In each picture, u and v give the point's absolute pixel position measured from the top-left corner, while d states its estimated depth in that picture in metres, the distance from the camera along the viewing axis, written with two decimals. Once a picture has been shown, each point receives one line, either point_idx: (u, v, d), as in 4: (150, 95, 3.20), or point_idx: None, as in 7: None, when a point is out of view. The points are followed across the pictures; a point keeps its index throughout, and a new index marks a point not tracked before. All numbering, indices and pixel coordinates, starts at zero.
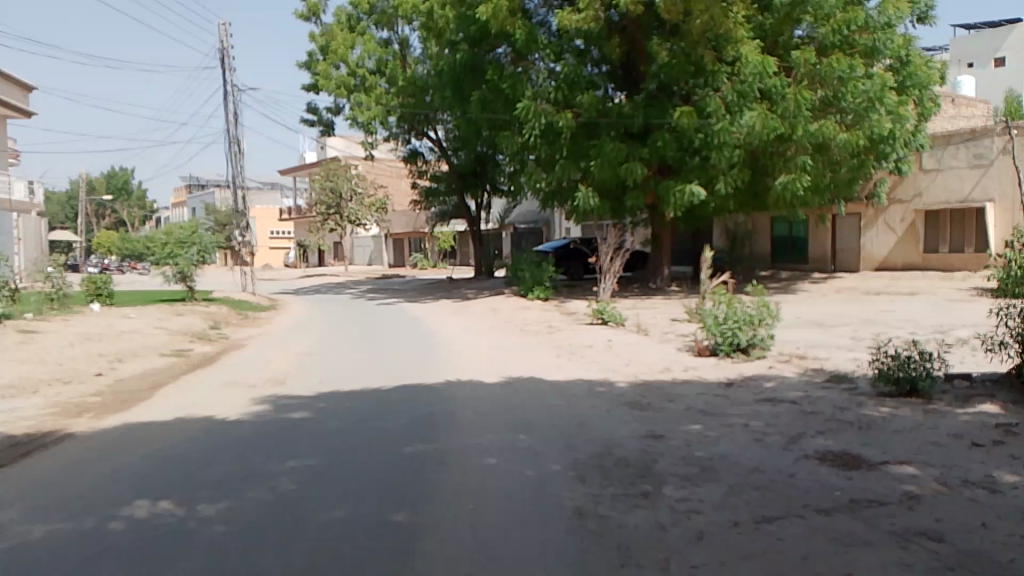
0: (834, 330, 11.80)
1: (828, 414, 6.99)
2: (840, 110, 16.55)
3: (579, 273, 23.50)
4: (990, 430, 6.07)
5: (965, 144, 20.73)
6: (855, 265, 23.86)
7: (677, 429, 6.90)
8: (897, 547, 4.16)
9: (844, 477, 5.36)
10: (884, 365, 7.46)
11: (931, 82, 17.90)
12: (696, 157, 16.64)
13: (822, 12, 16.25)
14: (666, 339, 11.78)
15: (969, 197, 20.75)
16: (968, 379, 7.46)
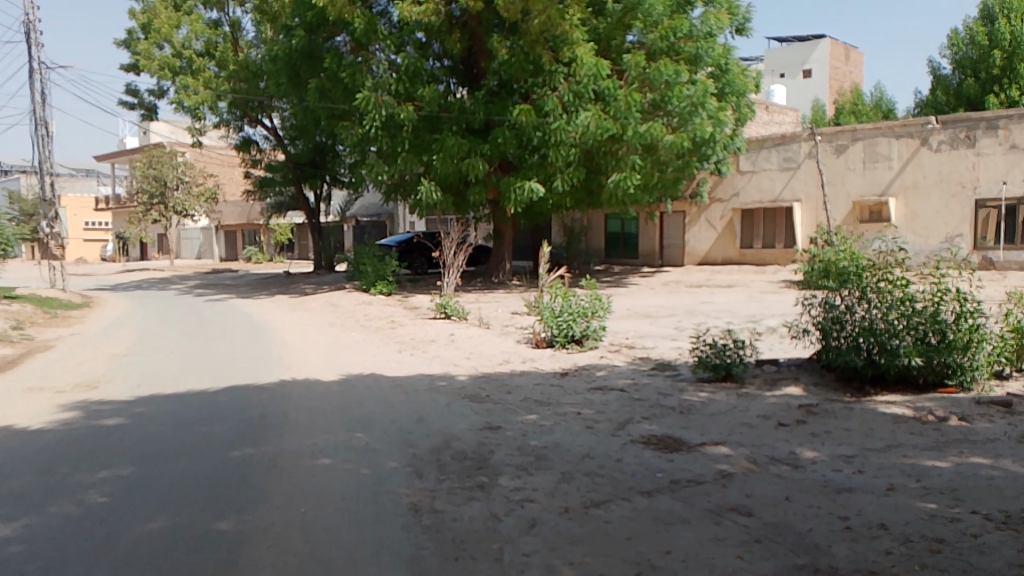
0: (661, 320, 12.47)
1: (653, 400, 7.37)
2: (667, 114, 17.48)
3: (421, 267, 23.40)
4: (794, 411, 6.64)
5: (776, 148, 22.61)
6: (680, 261, 25.38)
7: (513, 420, 7.02)
8: (712, 523, 4.44)
9: (666, 459, 5.67)
10: (703, 352, 7.97)
11: (746, 89, 19.40)
12: (535, 155, 16.97)
13: (651, 20, 17.14)
14: (505, 332, 11.97)
15: (779, 197, 22.66)
16: (776, 363, 8.12)
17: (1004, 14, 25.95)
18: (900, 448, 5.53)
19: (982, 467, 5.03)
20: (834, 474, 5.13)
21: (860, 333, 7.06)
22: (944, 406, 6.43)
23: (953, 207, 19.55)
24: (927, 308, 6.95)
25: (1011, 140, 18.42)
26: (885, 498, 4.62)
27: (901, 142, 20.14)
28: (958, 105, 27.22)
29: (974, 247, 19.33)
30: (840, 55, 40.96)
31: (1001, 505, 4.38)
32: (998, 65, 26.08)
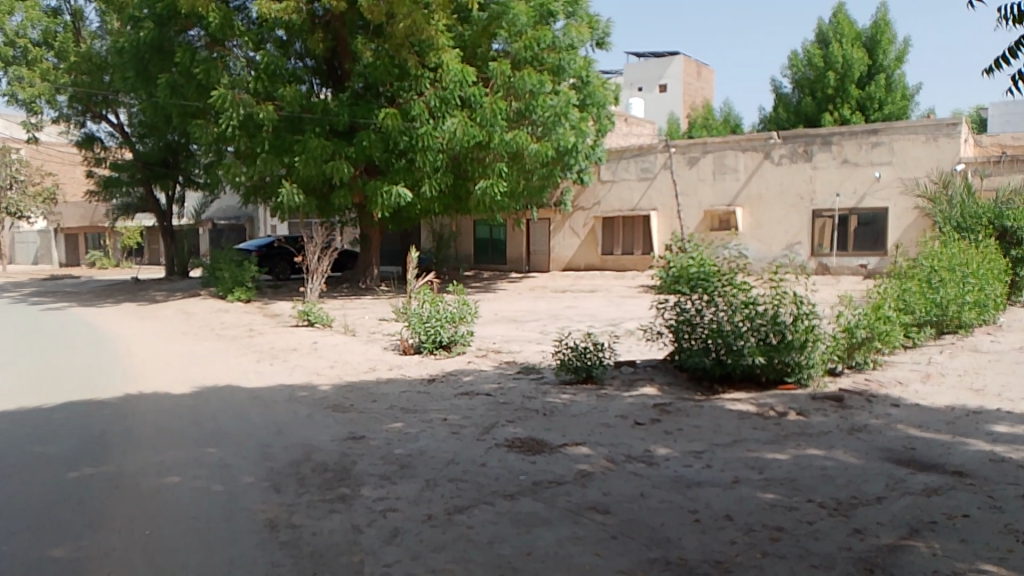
0: (527, 325, 12.67)
1: (517, 404, 7.47)
2: (532, 123, 17.81)
3: (284, 273, 22.64)
4: (650, 410, 6.92)
5: (634, 159, 23.64)
6: (546, 267, 25.95)
7: (377, 428, 6.90)
8: (571, 522, 4.54)
9: (529, 461, 5.75)
10: (566, 355, 8.17)
11: (606, 102, 20.11)
12: (402, 159, 16.83)
13: (515, 29, 17.43)
14: (371, 339, 11.78)
15: (637, 206, 23.64)
16: (633, 365, 8.44)
17: (837, 39, 28.34)
18: (746, 443, 5.88)
19: (816, 458, 5.43)
20: (686, 469, 5.37)
21: (709, 335, 7.49)
22: (784, 402, 6.90)
23: (793, 217, 21.04)
24: (768, 310, 7.42)
25: (842, 154, 20.07)
26: (731, 490, 4.90)
27: (747, 155, 21.54)
28: (797, 122, 29.41)
29: (812, 253, 20.88)
30: (693, 72, 43.27)
31: (832, 492, 4.74)
32: (832, 86, 28.38)
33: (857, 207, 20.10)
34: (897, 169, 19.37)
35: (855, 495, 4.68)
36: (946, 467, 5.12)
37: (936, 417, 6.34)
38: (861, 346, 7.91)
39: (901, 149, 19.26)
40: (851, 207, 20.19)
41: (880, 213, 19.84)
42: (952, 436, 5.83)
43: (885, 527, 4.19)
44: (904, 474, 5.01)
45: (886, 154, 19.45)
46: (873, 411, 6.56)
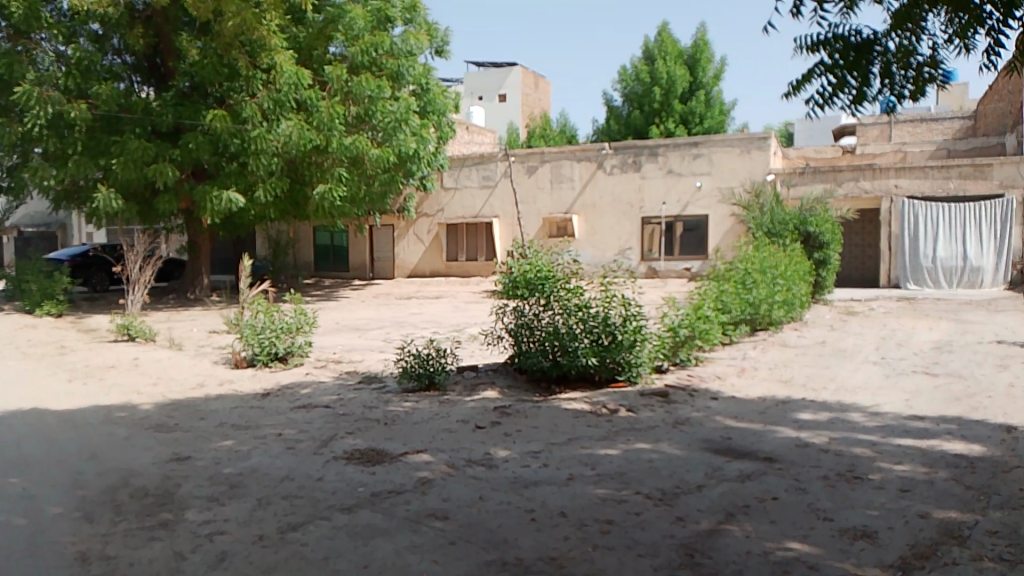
0: (369, 333, 12.45)
1: (357, 414, 7.31)
2: (372, 128, 17.61)
3: (103, 284, 20.95)
4: (490, 414, 7.00)
5: (475, 167, 23.92)
6: (390, 274, 25.68)
7: (206, 448, 6.51)
8: (410, 531, 4.48)
9: (368, 472, 5.64)
10: (407, 363, 8.10)
11: (447, 109, 20.23)
12: (234, 163, 16.09)
13: (352, 33, 17.16)
14: (201, 352, 11.13)
15: (480, 213, 23.95)
16: (475, 369, 8.51)
17: (662, 56, 30.23)
18: (580, 440, 6.08)
19: (644, 451, 5.70)
20: (523, 470, 5.47)
21: (546, 338, 7.71)
22: (616, 399, 7.21)
23: (625, 224, 22.08)
24: (600, 312, 7.72)
25: (668, 165, 21.35)
26: (565, 488, 5.03)
27: (582, 165, 22.39)
28: (627, 134, 30.94)
29: (642, 258, 21.99)
30: (531, 83, 44.39)
31: (658, 484, 4.99)
32: (658, 100, 30.10)
33: (681, 214, 21.41)
34: (716, 180, 20.84)
35: (678, 485, 4.96)
36: (758, 453, 5.55)
37: (749, 408, 6.86)
38: (684, 344, 8.43)
39: (719, 160, 20.75)
40: (676, 214, 21.47)
41: (702, 221, 21.25)
42: (763, 424, 6.33)
43: (704, 513, 4.47)
44: (722, 462, 5.37)
45: (707, 166, 20.89)
46: (695, 405, 7.01)
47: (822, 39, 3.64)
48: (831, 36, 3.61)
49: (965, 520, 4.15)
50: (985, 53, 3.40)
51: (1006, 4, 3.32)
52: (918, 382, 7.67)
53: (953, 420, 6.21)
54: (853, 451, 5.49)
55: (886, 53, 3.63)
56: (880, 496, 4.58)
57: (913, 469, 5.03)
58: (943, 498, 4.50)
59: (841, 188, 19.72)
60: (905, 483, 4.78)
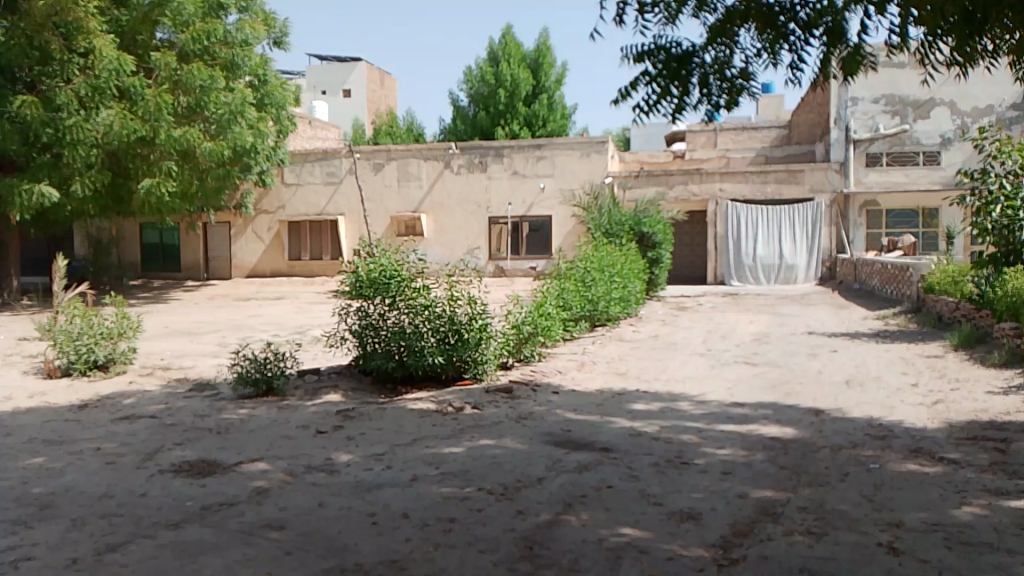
0: (203, 338, 11.77)
1: (187, 424, 6.89)
2: (205, 119, 16.73)
3: None
4: (332, 418, 6.81)
5: (318, 163, 23.24)
6: (227, 274, 24.44)
7: (11, 467, 5.89)
8: (242, 544, 4.26)
9: (198, 485, 5.31)
10: (243, 367, 7.73)
11: (287, 103, 19.44)
12: (47, 154, 14.72)
13: (180, 19, 16.16)
14: (7, 362, 10.06)
15: (324, 211, 23.30)
16: (317, 372, 8.26)
17: (506, 59, 30.76)
18: (425, 440, 6.06)
19: (487, 447, 5.76)
20: (365, 473, 5.36)
21: (391, 337, 7.60)
22: (461, 397, 7.24)
23: (472, 223, 22.26)
24: (445, 311, 7.71)
25: (513, 166, 21.73)
26: (408, 489, 4.98)
27: (429, 164, 22.34)
28: (474, 134, 31.23)
29: (490, 258, 22.26)
30: (376, 79, 43.78)
31: (500, 479, 5.05)
32: (503, 102, 30.59)
33: (527, 215, 21.88)
34: (559, 181, 21.48)
35: (520, 479, 5.05)
36: (595, 444, 5.76)
37: (588, 401, 7.11)
38: (528, 340, 8.61)
39: (561, 163, 21.38)
40: (522, 215, 21.92)
41: (546, 221, 21.85)
42: (601, 416, 6.58)
43: (544, 505, 4.57)
44: (561, 454, 5.52)
45: (549, 167, 21.48)
46: (538, 399, 7.17)
47: (646, 50, 3.83)
48: (655, 47, 3.82)
49: (778, 498, 4.51)
50: (790, 68, 3.70)
51: (805, 25, 3.63)
52: (739, 371, 8.27)
53: (769, 405, 6.75)
54: (682, 438, 5.82)
55: (704, 64, 3.86)
56: (705, 479, 4.88)
57: (734, 453, 5.41)
58: (759, 478, 4.87)
59: (672, 191, 20.93)
60: (727, 466, 5.13)
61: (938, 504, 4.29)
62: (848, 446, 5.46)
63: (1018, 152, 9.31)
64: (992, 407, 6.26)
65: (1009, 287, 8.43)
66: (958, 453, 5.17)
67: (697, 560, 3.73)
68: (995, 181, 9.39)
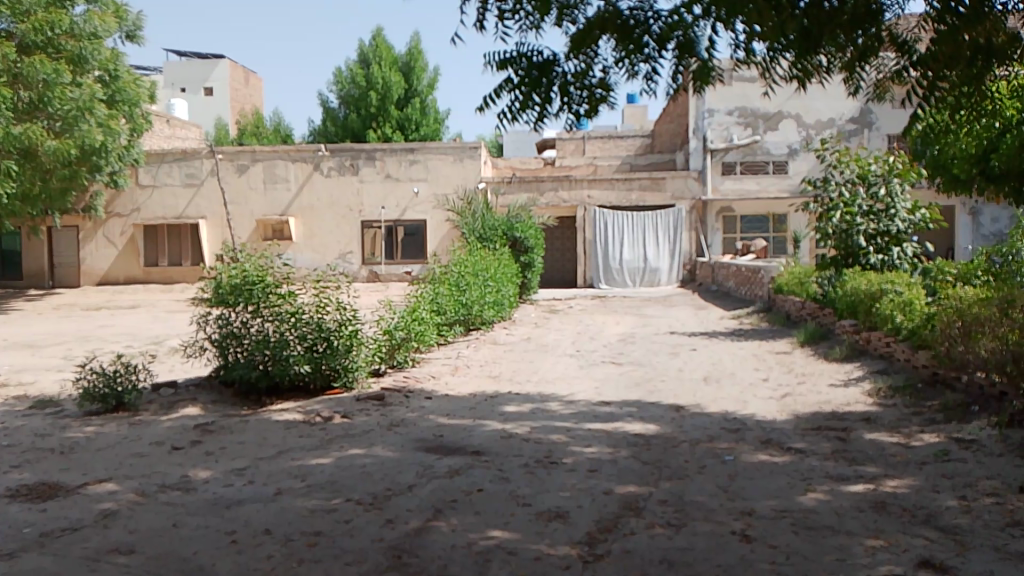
0: (45, 351, 10.88)
1: (26, 444, 6.33)
2: (48, 116, 15.62)
3: None
4: (190, 432, 6.46)
5: (177, 163, 22.06)
6: (75, 281, 22.73)
7: None
8: (86, 571, 3.94)
9: (37, 510, 4.88)
10: (90, 382, 7.20)
11: (141, 100, 18.36)
12: None
13: (20, 8, 15.03)
14: None
15: (183, 214, 22.14)
16: (174, 386, 7.80)
17: (376, 61, 30.41)
18: (290, 452, 5.85)
19: (356, 457, 5.64)
20: (226, 490, 5.11)
21: (255, 347, 7.31)
22: (330, 406, 7.06)
23: (343, 227, 21.81)
24: (313, 317, 7.49)
25: (385, 170, 21.47)
26: (272, 503, 4.79)
27: (297, 166, 21.70)
28: (344, 136, 30.69)
29: (363, 263, 21.87)
30: (240, 77, 42.02)
31: (369, 489, 4.96)
32: (374, 105, 30.20)
33: (400, 219, 21.68)
34: (432, 186, 21.44)
35: (389, 487, 4.97)
36: (467, 448, 5.76)
37: (460, 405, 7.12)
38: (400, 346, 8.49)
39: (434, 167, 21.34)
40: (395, 219, 21.70)
41: (421, 225, 21.72)
42: (473, 419, 6.60)
43: (414, 512, 4.52)
44: (432, 460, 5.49)
45: (422, 172, 21.38)
46: (410, 406, 7.10)
47: (509, 57, 3.87)
48: (517, 55, 3.87)
49: (641, 492, 4.67)
50: (647, 79, 3.84)
51: (659, 38, 3.78)
52: (607, 371, 8.52)
53: (634, 403, 7.00)
54: (551, 438, 5.93)
55: (565, 73, 3.94)
56: (572, 478, 4.99)
57: (600, 450, 5.56)
58: (624, 474, 5.03)
59: (543, 197, 21.33)
60: (594, 464, 5.26)
61: (785, 492, 4.58)
62: (706, 440, 5.75)
63: (855, 163, 10.10)
64: (833, 399, 6.76)
65: (847, 287, 9.15)
66: (804, 443, 5.54)
67: (564, 558, 3.80)
68: (835, 189, 10.14)
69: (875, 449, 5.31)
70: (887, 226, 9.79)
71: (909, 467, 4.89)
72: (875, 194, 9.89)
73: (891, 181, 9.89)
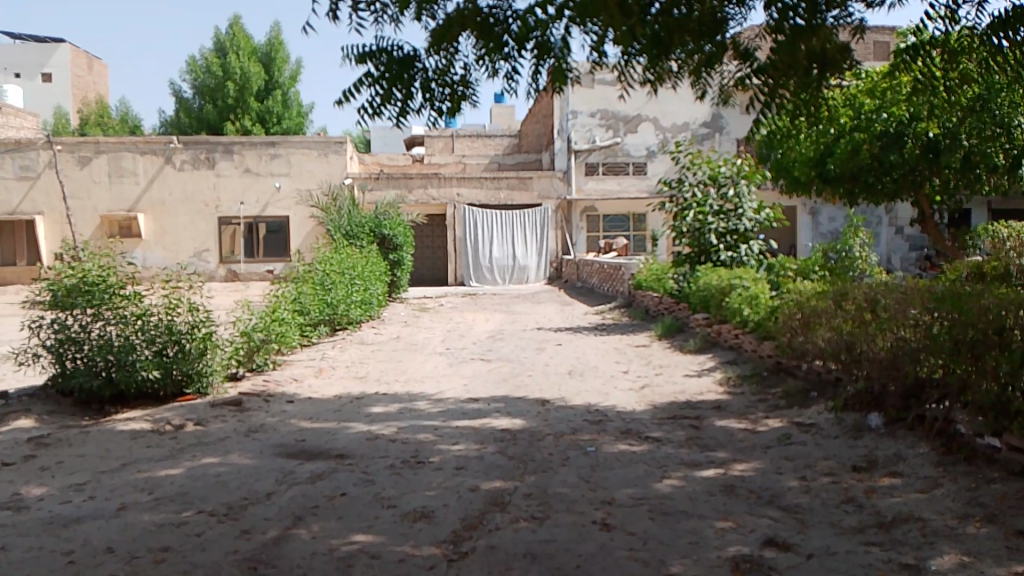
0: None
1: None
2: None
3: None
4: (21, 446, 5.91)
5: (9, 154, 20.24)
6: None
7: None
8: None
9: None
10: None
11: None
12: None
13: None
14: None
15: (17, 209, 20.37)
16: (4, 397, 7.13)
17: (234, 50, 29.09)
18: (137, 464, 5.47)
19: (211, 466, 5.35)
20: (62, 507, 4.70)
21: (96, 352, 6.78)
22: (182, 414, 6.66)
23: (198, 224, 20.75)
24: (162, 320, 7.07)
25: (244, 164, 20.58)
26: (116, 519, 4.46)
27: (146, 159, 20.41)
28: (200, 128, 29.28)
29: (221, 261, 20.90)
30: (82, 64, 39.03)
31: (223, 499, 4.71)
32: (232, 96, 28.90)
33: (261, 215, 20.85)
34: (295, 181, 20.74)
35: (246, 496, 4.74)
36: (330, 452, 5.59)
37: (324, 407, 6.92)
38: (260, 349, 8.14)
39: (296, 162, 20.65)
40: (255, 215, 20.85)
41: (283, 222, 20.98)
42: (337, 422, 6.43)
43: (272, 521, 4.33)
44: (293, 466, 5.29)
45: (284, 166, 20.65)
46: (270, 410, 6.82)
47: (368, 51, 3.79)
48: (376, 49, 3.79)
49: (506, 487, 4.70)
50: (505, 77, 3.86)
51: (518, 37, 3.80)
52: (475, 368, 8.55)
53: (500, 399, 7.05)
54: (418, 438, 5.86)
55: (425, 69, 3.88)
56: (438, 476, 4.95)
57: (467, 448, 5.56)
58: (490, 470, 5.05)
59: (411, 195, 21.17)
60: (460, 461, 5.24)
61: (644, 479, 4.75)
62: (569, 432, 5.87)
63: (706, 165, 10.58)
64: (688, 389, 7.10)
65: (700, 282, 9.65)
66: (661, 431, 5.77)
67: (427, 558, 3.75)
68: (688, 189, 10.64)
69: (725, 435, 5.60)
70: (735, 225, 10.37)
71: (755, 451, 5.20)
72: (724, 194, 10.45)
73: (739, 182, 10.49)
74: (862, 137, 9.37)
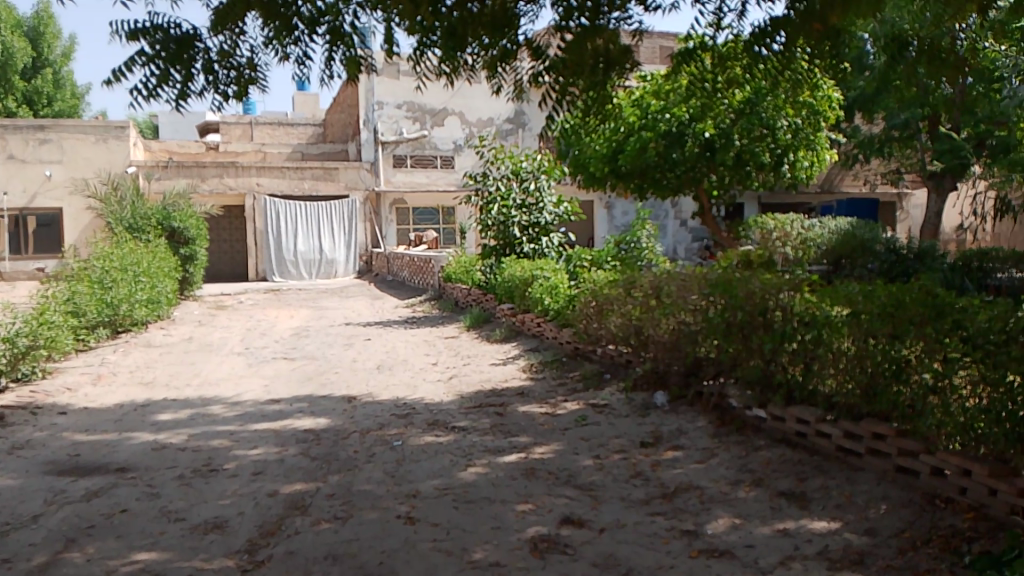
0: None
1: None
2: None
3: None
4: None
5: None
6: None
7: None
8: None
9: None
10: None
11: None
12: None
13: None
14: None
15: None
16: None
17: None
18: None
19: None
20: None
21: None
22: None
23: None
24: None
25: (6, 149, 18.31)
26: None
27: None
28: None
29: None
30: None
31: None
32: None
33: (29, 207, 18.72)
34: (69, 169, 18.74)
35: (7, 522, 4.22)
36: (108, 466, 5.11)
37: (104, 417, 6.31)
38: (26, 356, 7.28)
39: (71, 148, 18.69)
40: (22, 207, 18.68)
41: (56, 214, 18.96)
42: (119, 433, 5.90)
43: (38, 547, 3.88)
44: (65, 484, 4.78)
45: (56, 152, 18.61)
46: (37, 424, 6.11)
47: (140, 28, 3.46)
48: (150, 26, 3.48)
49: (307, 490, 4.55)
50: (295, 62, 3.70)
51: (309, 21, 3.65)
52: (277, 367, 8.20)
53: (304, 398, 6.81)
54: (211, 444, 5.52)
55: (206, 50, 3.63)
56: (233, 483, 4.70)
57: (266, 451, 5.31)
58: (291, 473, 4.85)
59: (205, 184, 19.92)
60: (258, 466, 5.01)
61: (448, 470, 4.79)
62: (376, 428, 5.79)
63: (510, 160, 10.85)
64: (493, 377, 7.26)
65: (505, 274, 9.89)
66: (466, 421, 5.84)
67: (220, 571, 3.54)
68: (493, 183, 10.81)
69: (527, 420, 5.77)
70: (537, 218, 10.75)
71: (554, 434, 5.41)
72: (526, 188, 10.76)
73: (539, 177, 10.80)
74: (649, 136, 9.99)
